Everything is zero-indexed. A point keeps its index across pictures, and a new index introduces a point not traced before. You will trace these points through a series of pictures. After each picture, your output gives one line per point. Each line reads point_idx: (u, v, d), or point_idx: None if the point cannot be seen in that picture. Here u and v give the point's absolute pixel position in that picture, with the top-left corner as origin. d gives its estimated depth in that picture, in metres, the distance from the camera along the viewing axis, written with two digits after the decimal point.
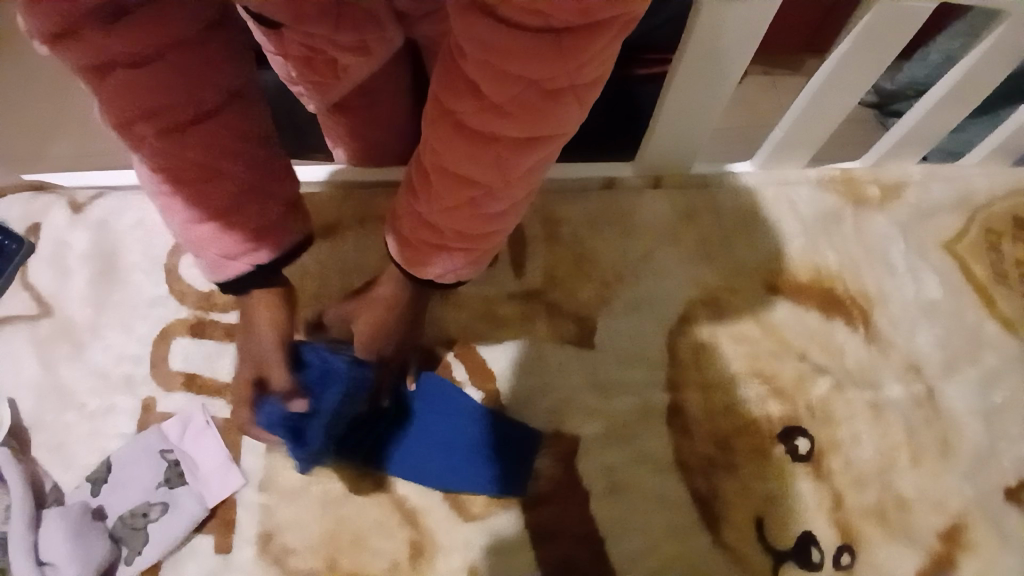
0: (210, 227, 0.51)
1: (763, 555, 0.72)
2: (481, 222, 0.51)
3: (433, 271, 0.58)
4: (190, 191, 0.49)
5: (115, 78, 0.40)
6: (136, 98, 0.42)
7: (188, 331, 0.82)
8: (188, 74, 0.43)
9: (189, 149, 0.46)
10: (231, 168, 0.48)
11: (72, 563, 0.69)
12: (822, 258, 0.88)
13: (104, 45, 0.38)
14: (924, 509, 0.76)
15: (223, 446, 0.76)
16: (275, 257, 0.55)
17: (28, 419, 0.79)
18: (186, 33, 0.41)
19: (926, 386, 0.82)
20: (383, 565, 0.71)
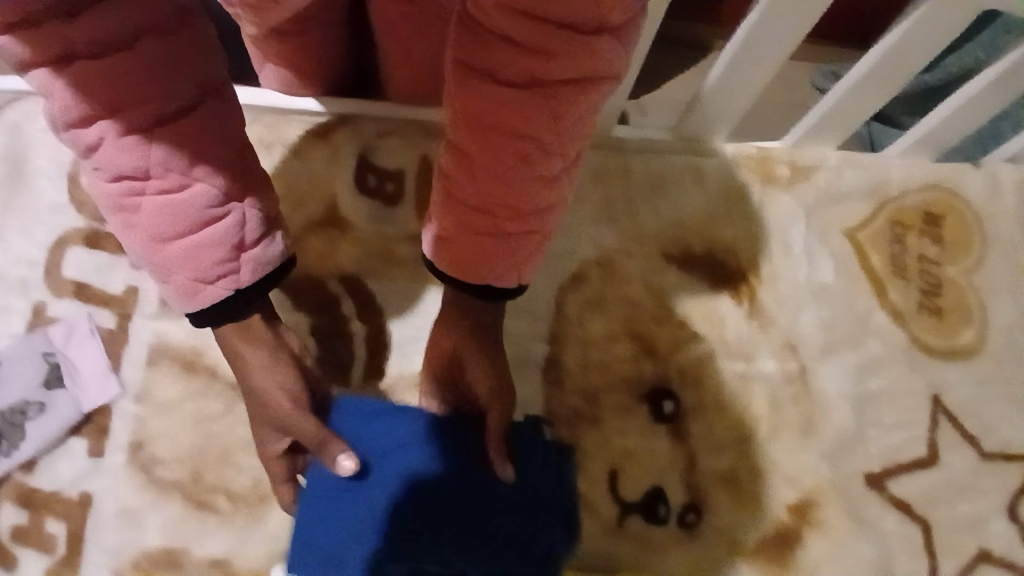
0: (183, 243, 0.55)
1: (612, 505, 0.75)
2: (535, 185, 0.50)
3: (487, 268, 0.56)
4: (155, 198, 0.53)
5: (77, 71, 0.46)
6: (101, 93, 0.48)
7: (85, 242, 0.83)
8: (154, 72, 0.49)
9: (155, 151, 0.51)
10: (198, 170, 0.53)
11: None
12: (720, 232, 0.89)
13: (63, 37, 0.44)
14: (776, 482, 0.78)
15: (104, 353, 0.78)
16: (249, 279, 0.58)
17: None
18: (149, 30, 0.48)
19: (799, 364, 0.84)
20: (246, 482, 0.73)
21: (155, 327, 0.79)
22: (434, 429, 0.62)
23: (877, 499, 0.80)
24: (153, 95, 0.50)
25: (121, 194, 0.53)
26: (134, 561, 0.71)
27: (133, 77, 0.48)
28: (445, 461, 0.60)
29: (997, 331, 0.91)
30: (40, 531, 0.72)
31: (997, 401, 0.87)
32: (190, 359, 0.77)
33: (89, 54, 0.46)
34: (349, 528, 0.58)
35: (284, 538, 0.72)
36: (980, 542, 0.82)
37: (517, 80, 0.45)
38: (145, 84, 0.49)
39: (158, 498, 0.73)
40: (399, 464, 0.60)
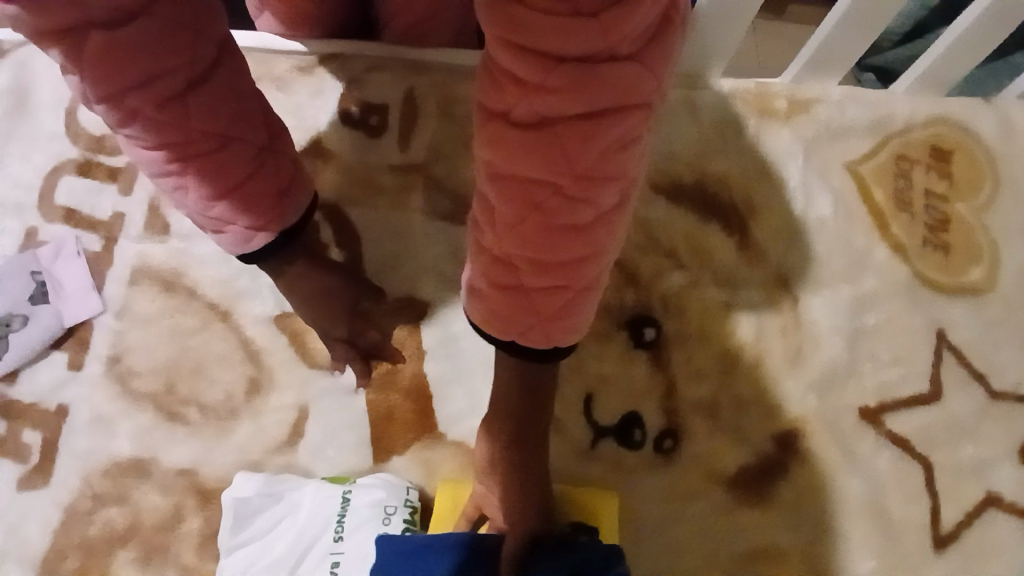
0: (230, 201, 0.53)
1: (584, 428, 0.73)
2: (566, 241, 0.40)
3: (519, 329, 0.45)
4: (200, 163, 0.50)
5: (96, 42, 0.42)
6: (132, 58, 0.44)
7: (76, 169, 0.84)
8: (176, 32, 0.45)
9: (192, 116, 0.48)
10: (228, 126, 0.51)
11: None
12: (712, 164, 0.86)
13: (81, 5, 0.39)
14: (761, 413, 0.74)
15: (88, 272, 0.79)
16: (292, 217, 0.58)
17: None
18: None
19: (791, 296, 0.80)
20: (218, 395, 0.74)
21: (138, 250, 0.80)
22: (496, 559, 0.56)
23: (868, 435, 0.76)
24: (179, 53, 0.46)
25: (159, 162, 0.50)
26: (105, 469, 0.72)
27: (157, 37, 0.44)
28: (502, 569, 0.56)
29: (1009, 270, 0.85)
30: (16, 440, 0.73)
31: (1009, 342, 0.82)
32: (169, 279, 0.78)
33: (106, 20, 0.41)
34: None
35: (250, 449, 0.72)
36: (989, 488, 0.76)
37: (528, 127, 0.35)
38: (168, 46, 0.45)
39: (132, 409, 0.74)
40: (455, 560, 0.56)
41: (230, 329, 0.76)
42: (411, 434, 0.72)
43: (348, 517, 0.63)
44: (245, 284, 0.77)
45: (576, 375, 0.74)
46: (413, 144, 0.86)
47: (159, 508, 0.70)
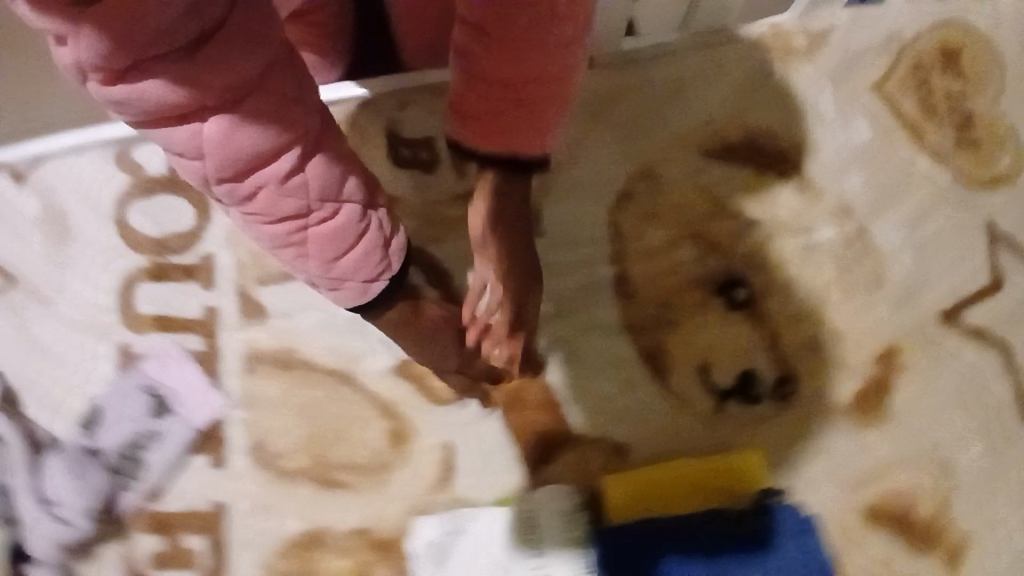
0: (355, 260, 0.48)
1: (707, 396, 0.78)
2: (555, 37, 0.40)
3: (512, 140, 0.45)
4: (324, 229, 0.45)
5: (211, 123, 0.37)
6: (244, 136, 0.38)
7: (150, 277, 0.87)
8: (291, 104, 0.39)
9: (311, 185, 0.42)
10: (344, 192, 0.45)
11: (79, 496, 0.75)
12: (752, 116, 0.90)
13: (186, 76, 0.34)
14: (857, 339, 0.81)
15: (202, 377, 0.82)
16: (399, 266, 0.51)
17: (12, 380, 0.83)
18: (277, 53, 0.38)
19: (856, 225, 0.85)
20: (366, 453, 0.78)
21: (244, 337, 0.84)
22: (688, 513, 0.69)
23: (955, 336, 0.81)
24: (296, 127, 0.40)
25: (275, 232, 0.45)
26: (278, 549, 0.75)
27: (271, 114, 0.38)
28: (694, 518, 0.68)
29: None
30: (183, 550, 0.76)
31: None
32: (283, 357, 0.82)
33: (215, 95, 0.36)
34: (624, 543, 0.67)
35: (412, 495, 0.76)
36: None
37: None
38: (283, 119, 0.39)
39: (287, 487, 0.77)
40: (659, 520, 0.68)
41: (357, 391, 0.81)
42: (552, 443, 0.77)
43: (540, 526, 0.69)
44: (358, 343, 0.83)
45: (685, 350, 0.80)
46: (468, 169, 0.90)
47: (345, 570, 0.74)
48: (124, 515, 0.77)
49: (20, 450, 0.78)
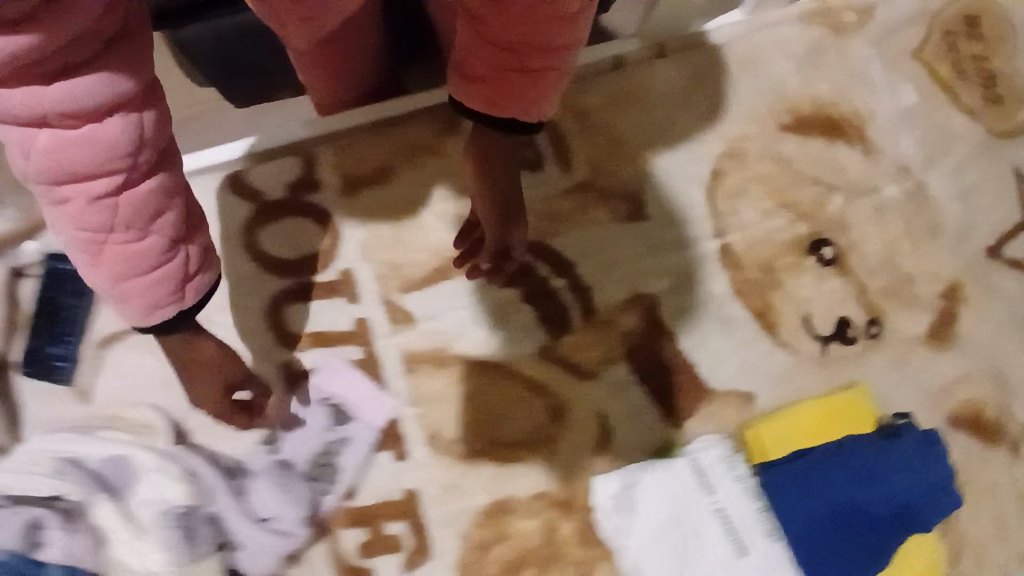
0: (135, 283, 0.55)
1: (814, 342, 0.91)
2: (555, 31, 0.57)
3: (515, 104, 0.62)
4: (118, 244, 0.53)
5: (47, 137, 0.47)
6: (74, 149, 0.48)
7: (297, 297, 0.96)
8: (133, 132, 0.50)
9: (78, 208, 0.51)
10: (136, 214, 0.52)
11: (291, 508, 0.83)
12: (817, 88, 1.01)
13: (37, 95, 0.45)
14: (925, 279, 0.95)
15: (368, 381, 0.92)
16: (195, 302, 0.58)
17: (178, 413, 0.88)
18: (133, 95, 0.49)
19: (914, 181, 0.98)
20: (530, 428, 0.90)
21: (397, 340, 0.94)
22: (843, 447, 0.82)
23: (1005, 268, 0.96)
24: (119, 153, 0.49)
25: (80, 239, 0.53)
26: (472, 519, 0.86)
27: (118, 138, 0.49)
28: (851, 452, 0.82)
29: None
30: (384, 535, 0.86)
31: None
32: (441, 353, 0.93)
33: (59, 115, 0.46)
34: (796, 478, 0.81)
35: (578, 458, 0.88)
36: None
37: None
38: (102, 146, 0.48)
39: (468, 467, 0.88)
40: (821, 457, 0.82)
41: (512, 376, 0.92)
42: (691, 399, 0.89)
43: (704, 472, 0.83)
44: (507, 333, 0.93)
45: (789, 307, 0.92)
46: (572, 163, 0.99)
47: (532, 529, 0.86)
48: (326, 517, 0.85)
49: (218, 479, 0.83)
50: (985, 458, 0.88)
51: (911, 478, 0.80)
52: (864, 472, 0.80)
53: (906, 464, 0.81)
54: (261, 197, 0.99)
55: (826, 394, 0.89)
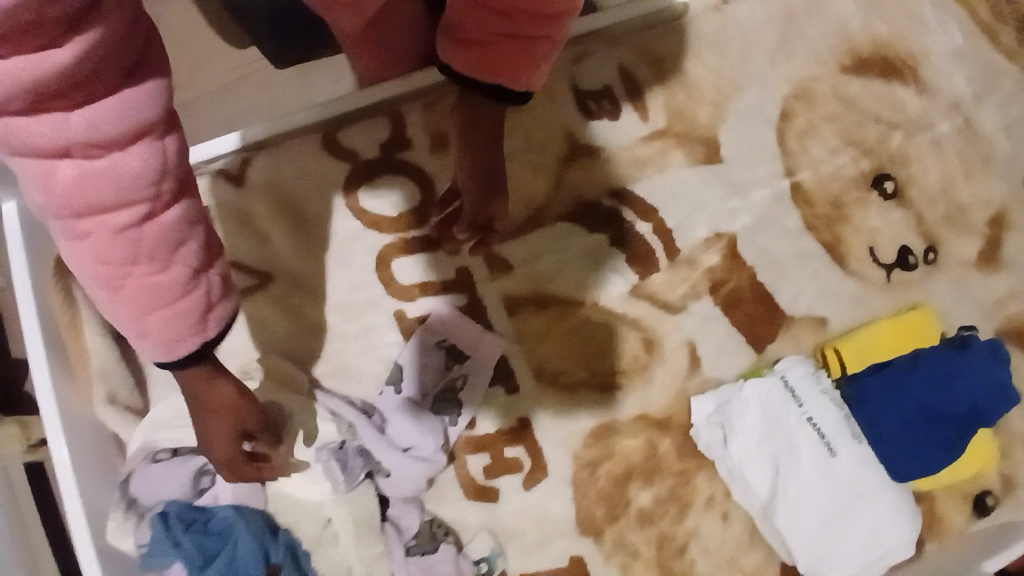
0: (160, 319, 0.50)
1: (879, 270, 1.01)
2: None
3: (506, 71, 0.62)
4: (143, 280, 0.48)
5: (64, 167, 0.42)
6: (97, 179, 0.43)
7: (400, 251, 1.03)
8: (156, 160, 0.44)
9: (105, 241, 0.46)
10: (159, 245, 0.47)
11: (427, 436, 0.93)
12: (876, 30, 1.07)
13: (50, 121, 0.39)
14: (978, 207, 1.03)
15: (475, 322, 1.00)
16: (217, 334, 0.53)
17: (308, 360, 0.99)
18: (152, 119, 0.43)
19: (967, 116, 1.06)
20: (627, 359, 0.99)
21: (497, 287, 1.01)
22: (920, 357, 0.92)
23: None
24: (139, 185, 0.44)
25: (100, 273, 0.48)
26: (582, 441, 0.97)
27: (139, 167, 0.44)
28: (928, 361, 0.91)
29: None
30: (505, 458, 0.96)
31: None
32: (543, 297, 1.01)
33: (79, 145, 0.41)
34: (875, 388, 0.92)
35: (672, 382, 0.98)
36: None
37: None
38: (123, 177, 0.43)
39: (574, 396, 0.98)
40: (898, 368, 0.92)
41: (606, 314, 1.00)
42: (770, 325, 1.00)
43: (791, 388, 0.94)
44: (599, 276, 1.01)
45: (856, 238, 1.01)
46: (650, 112, 1.05)
47: (636, 446, 0.96)
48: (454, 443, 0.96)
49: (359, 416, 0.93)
50: None
51: (987, 379, 0.89)
52: (942, 376, 0.89)
53: (981, 367, 0.89)
54: (359, 158, 1.03)
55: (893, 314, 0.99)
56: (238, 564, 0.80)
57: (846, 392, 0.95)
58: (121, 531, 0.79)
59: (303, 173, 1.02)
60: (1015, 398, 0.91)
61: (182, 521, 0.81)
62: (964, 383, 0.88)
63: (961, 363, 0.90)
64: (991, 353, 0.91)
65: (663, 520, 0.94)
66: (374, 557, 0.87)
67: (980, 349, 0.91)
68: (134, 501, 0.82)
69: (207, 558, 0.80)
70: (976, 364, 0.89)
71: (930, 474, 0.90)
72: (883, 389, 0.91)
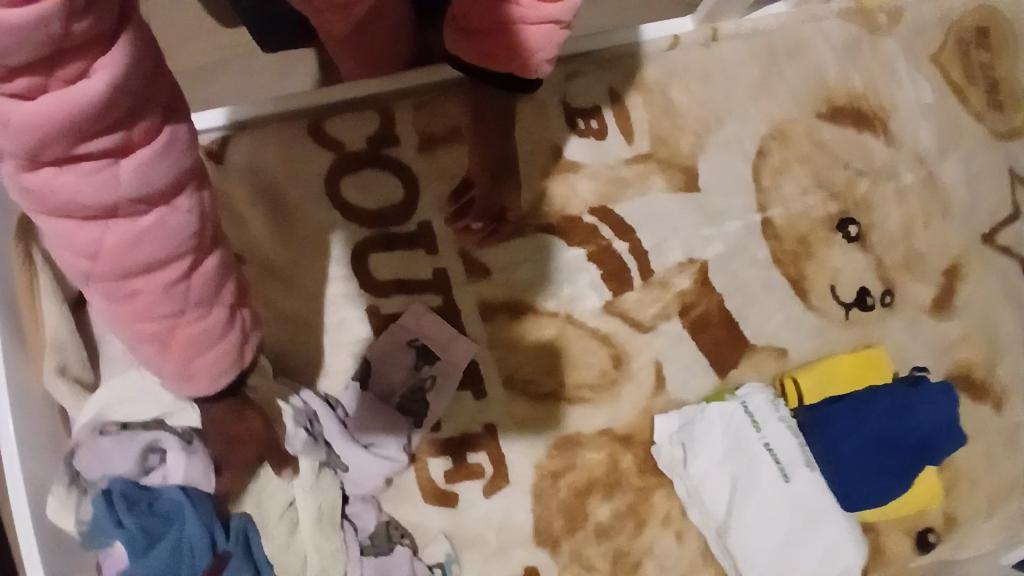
0: (206, 361, 0.52)
1: (838, 307, 1.06)
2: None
3: (511, 59, 0.63)
4: (189, 333, 0.49)
5: (115, 235, 0.41)
6: (147, 241, 0.42)
7: (379, 246, 1.01)
8: (198, 214, 0.44)
9: (150, 301, 0.45)
10: (205, 297, 0.48)
11: (390, 435, 0.93)
12: (851, 81, 1.13)
13: (105, 189, 0.38)
14: (932, 257, 1.10)
15: (448, 323, 1.00)
16: (252, 364, 0.57)
17: (271, 349, 0.96)
18: (192, 170, 0.43)
19: (928, 171, 1.13)
20: (596, 373, 1.01)
21: (474, 291, 1.01)
22: (880, 390, 0.97)
23: (997, 252, 1.13)
24: (185, 242, 0.44)
25: (145, 333, 0.47)
26: (546, 451, 0.97)
27: (185, 218, 0.43)
28: (887, 394, 0.96)
29: None
30: (469, 463, 0.96)
31: None
32: (519, 305, 1.01)
33: (128, 208, 0.40)
34: (838, 417, 0.95)
35: (638, 399, 1.00)
36: None
37: None
38: (172, 236, 0.43)
39: (542, 408, 0.99)
40: (860, 400, 0.96)
41: (580, 328, 1.02)
42: (734, 351, 1.03)
43: (752, 412, 0.97)
44: (576, 289, 1.03)
45: (819, 275, 1.06)
46: (635, 135, 1.08)
47: (599, 460, 0.97)
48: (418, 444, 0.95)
49: (324, 408, 0.89)
50: (970, 408, 1.06)
51: (939, 417, 0.94)
52: (900, 411, 0.94)
53: (934, 405, 0.95)
54: (344, 150, 1.03)
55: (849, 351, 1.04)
56: (185, 547, 0.75)
57: (802, 420, 0.98)
58: (62, 508, 0.73)
59: (284, 158, 1.00)
60: (962, 437, 0.97)
61: (126, 501, 0.76)
62: (919, 419, 0.94)
63: (917, 398, 0.95)
64: (943, 392, 0.96)
65: (620, 535, 0.95)
66: (331, 551, 0.86)
67: (933, 387, 0.96)
68: (77, 475, 0.76)
69: (151, 539, 0.75)
70: (931, 402, 0.95)
71: (879, 504, 0.94)
72: (846, 419, 0.94)
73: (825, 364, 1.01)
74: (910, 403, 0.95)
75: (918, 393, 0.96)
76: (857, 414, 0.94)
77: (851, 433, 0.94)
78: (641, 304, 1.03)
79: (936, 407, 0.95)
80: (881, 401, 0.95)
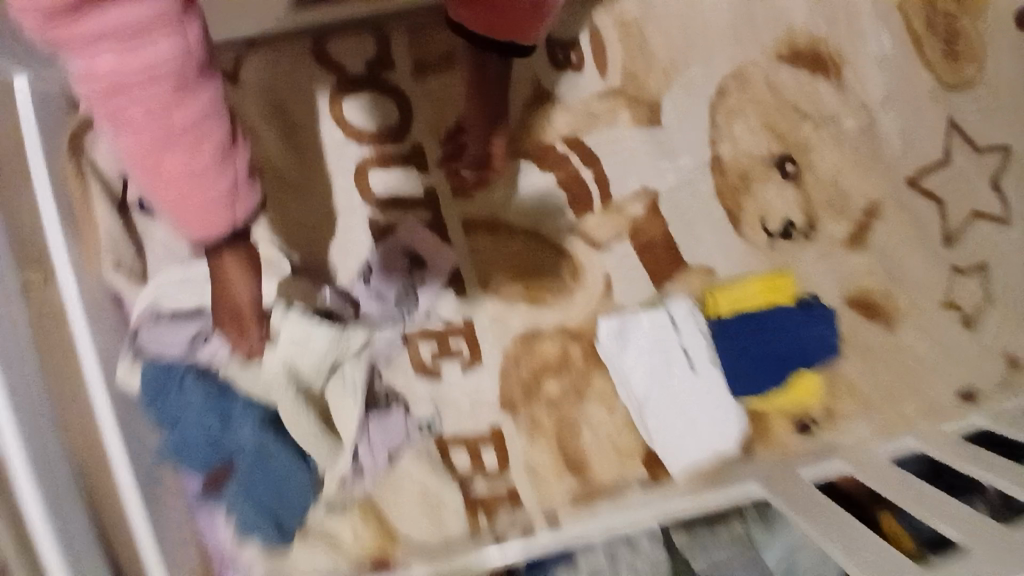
0: (203, 201, 0.57)
1: (766, 236, 1.25)
2: None
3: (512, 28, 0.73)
4: (184, 171, 0.54)
5: (106, 71, 0.45)
6: (136, 85, 0.46)
7: (378, 164, 1.19)
8: (181, 65, 0.47)
9: (145, 137, 0.50)
10: (192, 141, 0.52)
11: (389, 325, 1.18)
12: (814, 27, 1.25)
13: (101, 36, 0.42)
14: (857, 196, 1.26)
15: (437, 237, 1.21)
16: (249, 209, 0.62)
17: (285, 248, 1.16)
18: (176, 23, 0.45)
19: (870, 118, 1.27)
20: (556, 279, 1.23)
21: (459, 209, 1.21)
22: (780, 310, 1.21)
23: (919, 195, 1.27)
24: (168, 87, 0.47)
25: (140, 159, 0.53)
26: (511, 340, 1.22)
27: (165, 60, 0.45)
28: (784, 314, 1.21)
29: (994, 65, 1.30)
30: (450, 348, 1.21)
31: (1001, 116, 1.29)
32: (495, 222, 1.21)
33: (115, 51, 0.44)
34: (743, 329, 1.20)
35: (588, 302, 1.23)
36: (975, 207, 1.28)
37: None
38: (161, 83, 0.47)
39: (509, 307, 1.22)
40: (762, 317, 1.20)
41: (545, 243, 1.23)
42: (672, 266, 1.24)
43: (678, 322, 1.21)
44: (546, 210, 1.22)
45: (754, 206, 1.24)
46: (609, 71, 1.21)
47: (551, 349, 1.23)
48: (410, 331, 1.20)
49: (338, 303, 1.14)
50: (871, 330, 1.25)
51: (818, 335, 1.21)
52: (789, 328, 1.20)
53: (816, 324, 1.21)
54: (344, 71, 1.18)
55: (768, 273, 1.24)
56: (192, 434, 1.01)
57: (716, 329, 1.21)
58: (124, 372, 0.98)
59: (291, 77, 1.17)
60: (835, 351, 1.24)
61: (155, 386, 1.00)
62: (803, 335, 1.20)
63: (806, 319, 1.21)
64: (826, 316, 1.23)
65: (564, 407, 1.22)
66: None
67: (819, 310, 1.22)
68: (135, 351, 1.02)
69: (171, 420, 1.02)
70: (815, 323, 1.21)
71: (764, 397, 1.21)
72: (749, 331, 1.20)
73: (745, 281, 1.23)
74: (800, 322, 1.21)
75: (807, 315, 1.22)
76: (757, 328, 1.20)
77: (750, 342, 1.19)
78: (597, 224, 1.23)
79: (818, 328, 1.21)
80: (778, 319, 1.20)
